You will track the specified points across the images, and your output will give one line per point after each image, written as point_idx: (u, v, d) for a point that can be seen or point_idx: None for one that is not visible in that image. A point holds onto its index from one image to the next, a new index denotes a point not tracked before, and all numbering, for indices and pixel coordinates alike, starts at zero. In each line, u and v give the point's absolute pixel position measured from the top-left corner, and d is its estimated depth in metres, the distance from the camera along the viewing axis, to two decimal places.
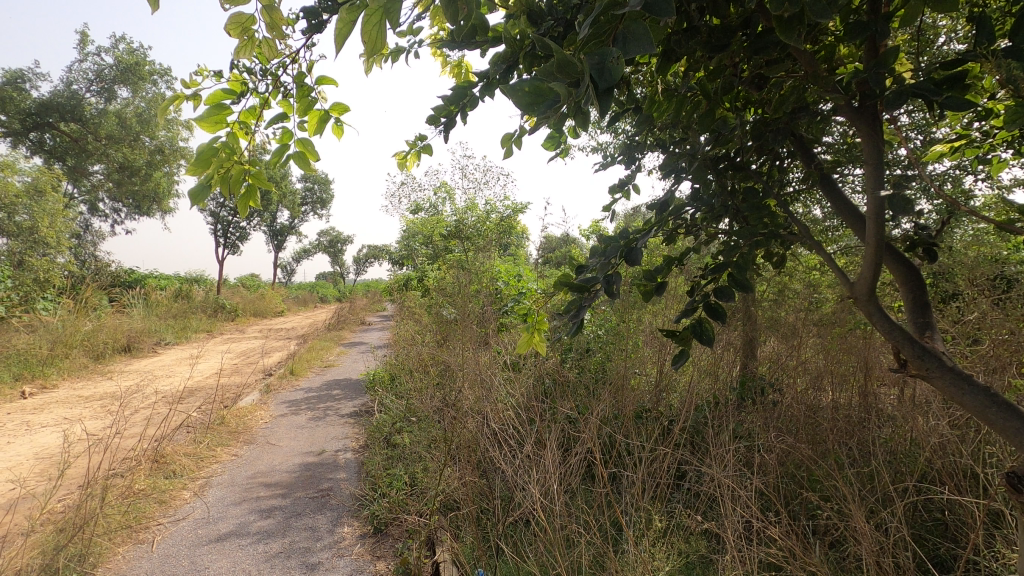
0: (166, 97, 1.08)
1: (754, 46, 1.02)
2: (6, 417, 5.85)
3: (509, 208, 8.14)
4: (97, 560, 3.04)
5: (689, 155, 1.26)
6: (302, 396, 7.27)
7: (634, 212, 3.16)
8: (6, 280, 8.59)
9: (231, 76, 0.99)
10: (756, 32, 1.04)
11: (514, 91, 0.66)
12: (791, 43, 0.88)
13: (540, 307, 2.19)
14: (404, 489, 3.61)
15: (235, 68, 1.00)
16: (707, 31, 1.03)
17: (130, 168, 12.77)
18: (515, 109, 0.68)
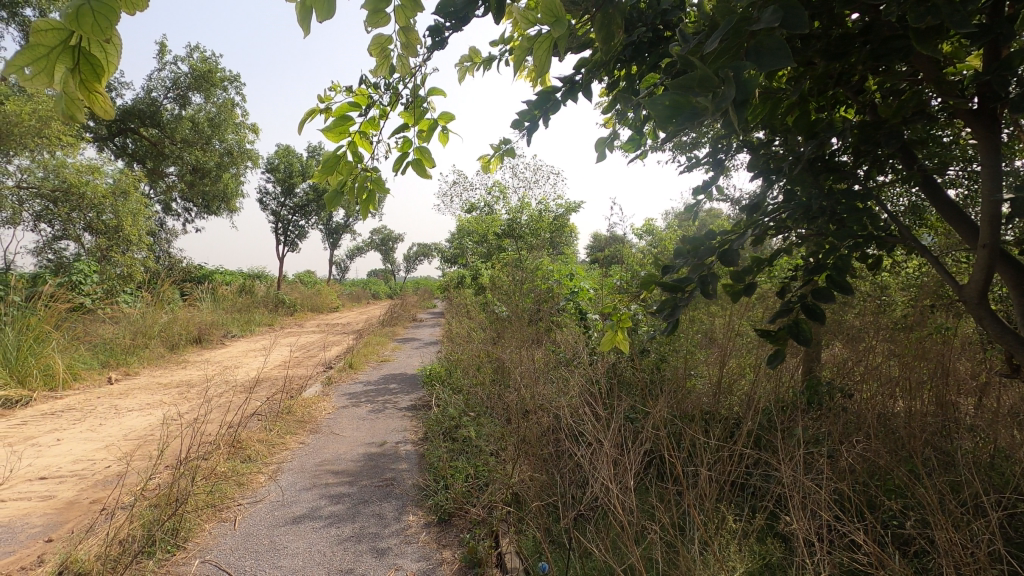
0: (299, 111, 1.20)
1: (879, 52, 1.10)
2: (97, 401, 6.35)
3: (563, 206, 8.15)
4: (189, 534, 3.27)
5: (791, 157, 1.27)
6: (362, 389, 7.54)
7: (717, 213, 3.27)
8: (94, 275, 9.29)
9: (358, 89, 1.08)
10: (879, 38, 1.09)
11: (655, 104, 0.69)
12: (927, 54, 0.99)
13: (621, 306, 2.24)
14: (466, 481, 3.72)
15: (360, 82, 1.10)
16: (826, 40, 1.12)
17: (202, 170, 13.51)
18: (654, 122, 0.71)
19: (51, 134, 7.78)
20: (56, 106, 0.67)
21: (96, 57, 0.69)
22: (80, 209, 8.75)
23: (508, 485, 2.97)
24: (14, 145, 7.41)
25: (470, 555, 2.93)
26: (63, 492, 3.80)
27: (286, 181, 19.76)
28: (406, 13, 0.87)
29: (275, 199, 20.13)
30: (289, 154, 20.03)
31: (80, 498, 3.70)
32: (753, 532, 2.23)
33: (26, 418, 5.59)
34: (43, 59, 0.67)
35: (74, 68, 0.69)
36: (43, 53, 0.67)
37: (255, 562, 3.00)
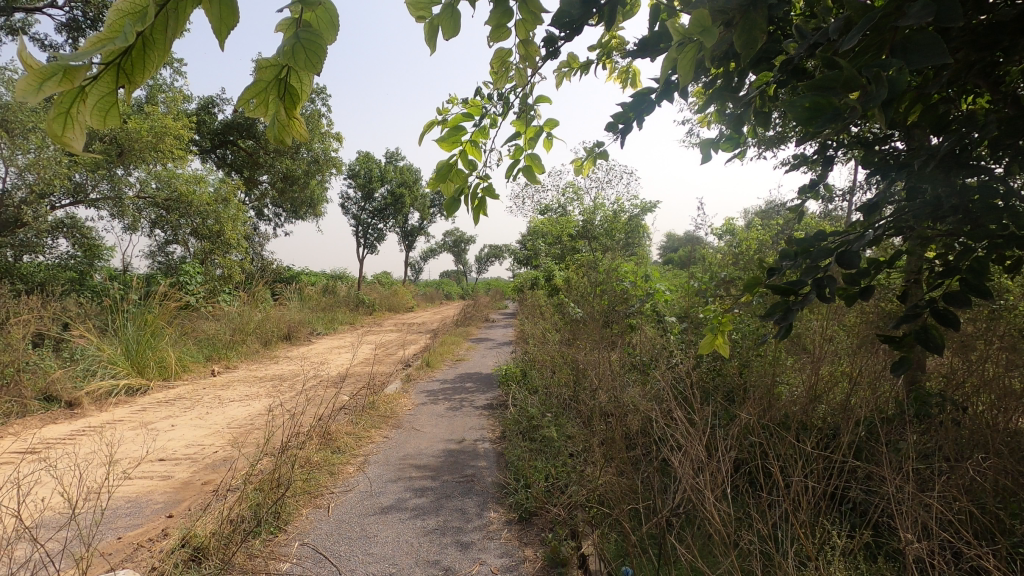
0: (418, 126, 1.28)
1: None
2: (203, 392, 6.94)
3: (639, 206, 8.00)
4: (289, 518, 3.51)
5: (925, 153, 1.21)
6: (439, 387, 7.80)
7: (829, 213, 3.13)
8: (199, 277, 10.17)
9: (471, 102, 1.16)
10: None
11: (795, 107, 0.80)
12: None
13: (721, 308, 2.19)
14: (547, 480, 3.76)
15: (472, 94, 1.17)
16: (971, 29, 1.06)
17: (292, 177, 14.41)
18: (793, 122, 0.82)
19: (164, 148, 8.56)
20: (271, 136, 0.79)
21: (290, 86, 0.75)
22: (187, 216, 9.42)
23: (592, 487, 2.97)
24: (134, 159, 8.20)
25: (553, 555, 2.96)
26: (179, 472, 4.20)
27: (366, 186, 20.68)
28: (527, 26, 0.93)
29: (356, 203, 21.12)
30: (369, 160, 20.99)
31: (193, 480, 4.06)
32: (857, 547, 2.11)
33: (145, 404, 6.22)
34: (263, 94, 0.75)
35: (286, 100, 0.76)
36: (264, 87, 0.75)
37: (349, 548, 3.17)
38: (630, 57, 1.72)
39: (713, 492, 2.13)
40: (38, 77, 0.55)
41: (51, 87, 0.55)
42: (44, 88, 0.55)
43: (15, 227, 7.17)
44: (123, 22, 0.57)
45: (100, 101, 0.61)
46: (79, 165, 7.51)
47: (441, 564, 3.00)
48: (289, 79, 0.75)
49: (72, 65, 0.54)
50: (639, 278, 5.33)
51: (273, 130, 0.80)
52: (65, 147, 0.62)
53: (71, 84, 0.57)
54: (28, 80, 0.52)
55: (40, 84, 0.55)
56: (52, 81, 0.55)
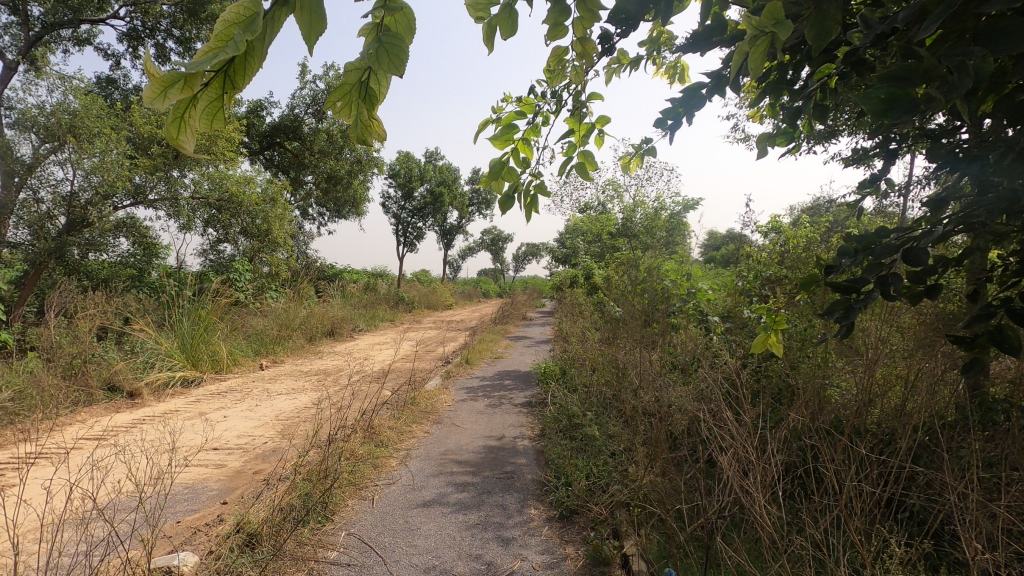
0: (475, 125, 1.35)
1: None
2: (252, 385, 7.22)
3: (680, 204, 7.86)
4: (336, 508, 3.62)
5: (1002, 144, 1.16)
6: (478, 383, 7.88)
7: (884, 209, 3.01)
8: (248, 274, 10.56)
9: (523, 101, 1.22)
10: None
11: (870, 98, 0.80)
12: None
13: (774, 305, 2.14)
14: (588, 478, 3.75)
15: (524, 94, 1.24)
16: None
17: (336, 177, 14.80)
18: (868, 115, 0.82)
19: (217, 150, 8.91)
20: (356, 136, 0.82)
21: (373, 87, 0.77)
22: (238, 216, 9.67)
23: (634, 487, 2.95)
24: (189, 161, 8.57)
25: (594, 553, 2.95)
26: (232, 461, 4.38)
27: (406, 185, 20.99)
28: (585, 25, 0.94)
29: (396, 202, 21.48)
30: (409, 160, 21.30)
31: (245, 469, 4.23)
32: (917, 556, 2.03)
33: (199, 396, 6.50)
34: (347, 97, 0.78)
35: (370, 102, 0.79)
36: (348, 90, 0.78)
37: (394, 539, 3.24)
38: (681, 52, 1.70)
39: (763, 492, 2.09)
40: (165, 82, 0.61)
41: (175, 92, 0.62)
42: (171, 93, 0.62)
43: (82, 227, 7.47)
44: (231, 31, 0.60)
45: (207, 105, 0.66)
46: (139, 168, 7.90)
47: (483, 559, 3.03)
48: (373, 82, 0.77)
49: (190, 72, 0.60)
50: (681, 277, 5.23)
51: (353, 131, 0.83)
52: (180, 146, 0.68)
53: (191, 90, 0.62)
54: (154, 87, 0.59)
55: (166, 89, 0.61)
56: (174, 88, 0.61)
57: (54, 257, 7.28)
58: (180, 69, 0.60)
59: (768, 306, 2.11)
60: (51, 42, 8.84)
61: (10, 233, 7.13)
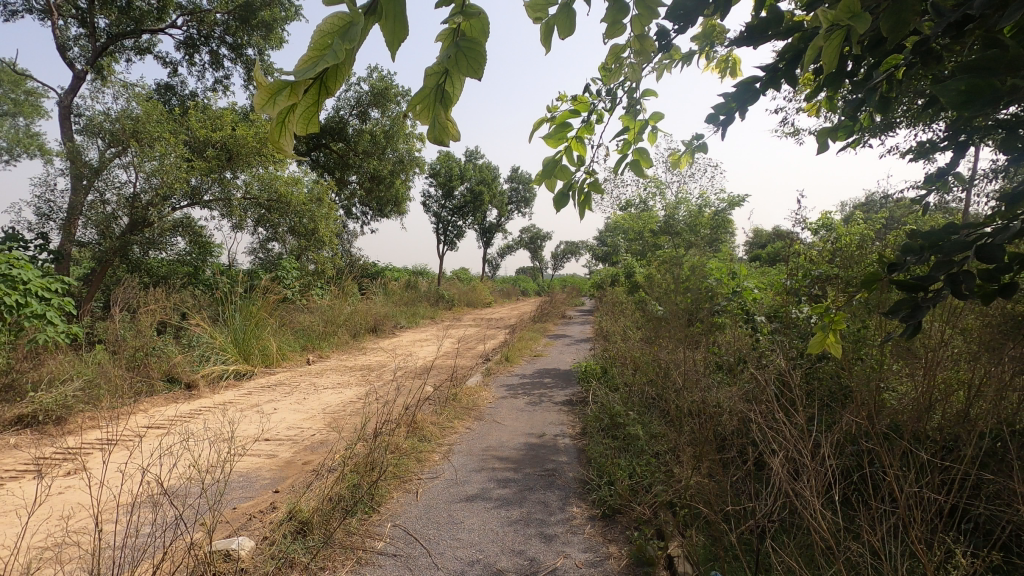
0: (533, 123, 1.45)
1: None
2: (301, 379, 7.47)
3: (726, 201, 7.68)
4: (382, 500, 3.71)
5: None
6: (518, 381, 7.91)
7: (946, 206, 2.87)
8: (296, 272, 10.92)
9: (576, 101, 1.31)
10: None
11: (948, 90, 0.81)
12: None
13: (832, 304, 2.07)
14: (631, 478, 3.72)
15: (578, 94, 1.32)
16: None
17: (379, 177, 15.10)
18: (945, 108, 0.82)
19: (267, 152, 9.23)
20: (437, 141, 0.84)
21: (449, 90, 0.81)
22: (287, 215, 9.96)
23: (681, 489, 2.91)
24: (241, 163, 8.92)
25: (638, 553, 2.92)
26: (282, 452, 4.54)
27: (447, 184, 21.22)
28: (643, 22, 0.95)
29: (437, 201, 21.75)
30: (450, 159, 21.52)
31: (295, 459, 4.38)
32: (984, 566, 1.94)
33: (251, 388, 6.77)
34: (425, 101, 0.81)
35: (447, 103, 0.82)
36: (426, 95, 0.81)
37: (438, 532, 3.30)
38: (734, 46, 1.67)
39: (817, 494, 2.03)
40: (273, 90, 0.68)
41: (283, 99, 0.69)
42: (278, 100, 0.68)
43: (143, 226, 7.86)
44: (328, 40, 0.64)
45: (306, 110, 0.70)
46: (195, 170, 8.25)
47: (526, 555, 3.06)
48: (449, 86, 0.81)
49: (291, 81, 0.66)
50: (727, 276, 5.10)
51: (431, 135, 0.86)
52: (282, 149, 0.74)
53: (296, 97, 0.69)
54: (262, 96, 0.66)
55: (274, 97, 0.68)
56: (281, 95, 0.68)
57: (118, 256, 7.70)
58: (284, 77, 0.66)
59: (825, 305, 2.05)
60: (116, 52, 9.35)
61: (79, 233, 7.58)
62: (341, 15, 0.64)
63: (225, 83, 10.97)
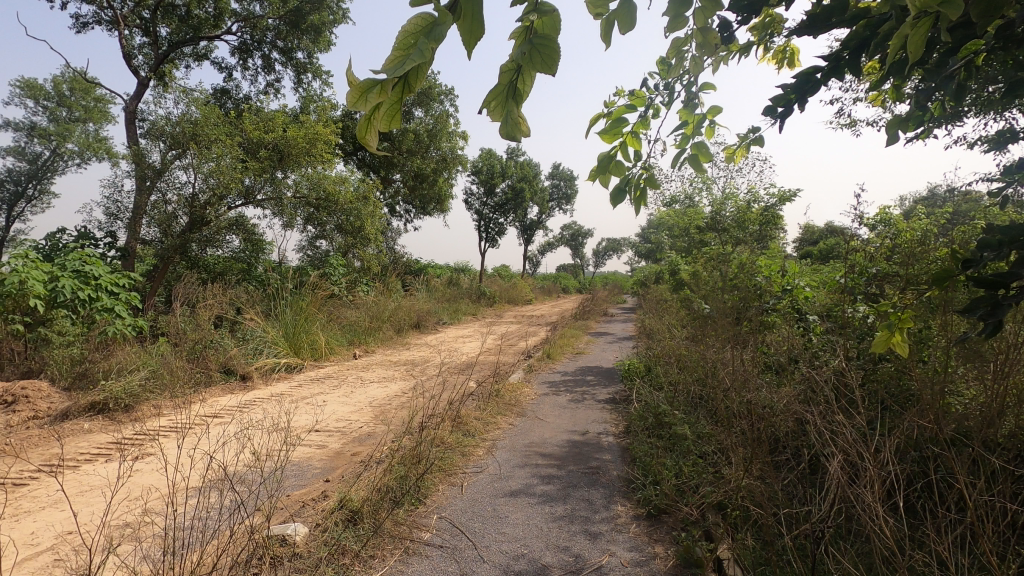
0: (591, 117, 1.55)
1: None
2: (348, 372, 7.68)
3: (776, 196, 7.42)
4: (429, 492, 3.78)
5: None
6: (560, 378, 7.90)
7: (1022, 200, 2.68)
8: (344, 268, 11.22)
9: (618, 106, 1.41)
10: None
11: None
12: None
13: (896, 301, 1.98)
14: (677, 478, 3.66)
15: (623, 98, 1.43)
16: None
17: (422, 175, 15.34)
18: None
19: (316, 152, 9.51)
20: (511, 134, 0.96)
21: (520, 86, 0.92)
22: (334, 214, 10.22)
23: (731, 490, 2.85)
24: (292, 163, 9.23)
25: (686, 554, 2.88)
26: (332, 443, 4.69)
27: (488, 182, 21.34)
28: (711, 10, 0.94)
29: (479, 199, 21.91)
30: (491, 157, 21.63)
31: (344, 450, 4.51)
32: None
33: (301, 381, 7.02)
34: (499, 98, 0.93)
35: (518, 98, 0.93)
36: (499, 93, 0.93)
37: (483, 526, 3.34)
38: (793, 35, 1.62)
39: (879, 499, 1.96)
40: (364, 89, 0.75)
41: (373, 97, 0.76)
42: (369, 97, 0.76)
43: (201, 225, 8.23)
44: (412, 40, 0.72)
45: (390, 108, 0.78)
46: (248, 171, 8.57)
47: (571, 551, 3.05)
48: (518, 83, 0.92)
49: (381, 78, 0.73)
50: (777, 273, 4.94)
51: (503, 129, 0.97)
52: (366, 146, 0.81)
53: (385, 96, 0.75)
54: (354, 94, 0.73)
55: (365, 95, 0.76)
56: (372, 93, 0.75)
57: (178, 253, 8.09)
58: (375, 75, 0.73)
59: (889, 303, 1.96)
60: (175, 58, 9.82)
61: (143, 231, 8.02)
62: (426, 16, 0.72)
63: (276, 86, 11.35)
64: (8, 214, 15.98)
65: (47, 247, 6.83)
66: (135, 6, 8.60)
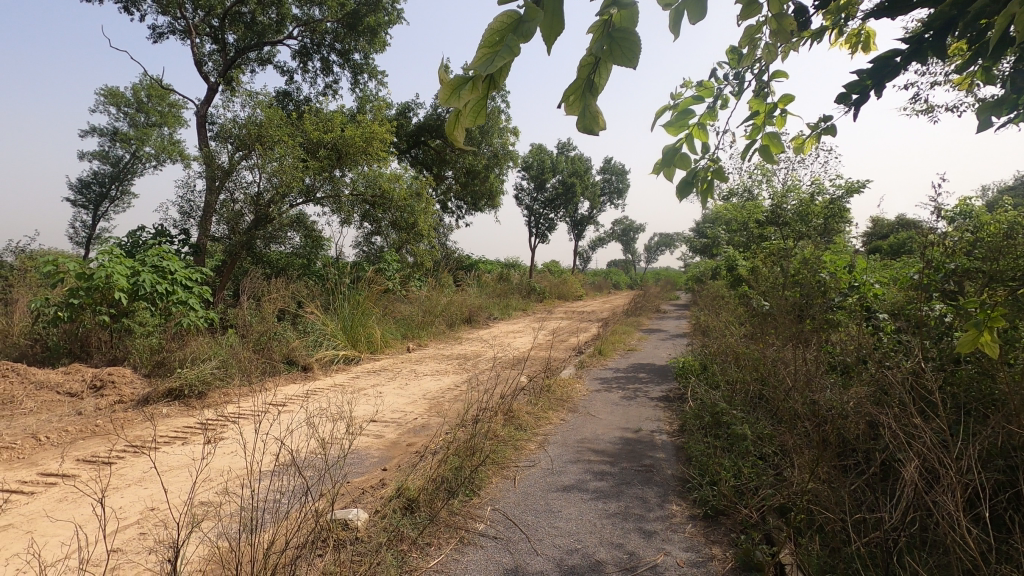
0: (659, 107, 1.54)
1: None
2: (402, 365, 7.88)
3: (843, 187, 7.04)
4: (482, 484, 3.84)
5: None
6: (612, 375, 7.83)
7: None
8: (398, 264, 11.51)
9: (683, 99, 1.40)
10: None
11: None
12: None
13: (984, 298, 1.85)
14: (736, 479, 3.56)
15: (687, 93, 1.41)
16: None
17: (473, 172, 15.56)
18: None
19: (372, 150, 9.77)
20: (587, 125, 1.00)
21: (598, 79, 0.98)
22: (389, 210, 10.49)
23: (796, 493, 2.75)
24: (349, 162, 9.52)
25: (745, 557, 2.80)
26: (388, 433, 4.83)
27: (539, 177, 21.33)
28: None
29: (530, 194, 21.95)
30: (542, 152, 21.58)
31: (400, 441, 4.64)
32: None
33: (358, 372, 7.26)
34: (577, 91, 1.00)
35: (594, 92, 0.99)
36: (577, 86, 0.99)
37: (537, 520, 3.36)
38: (868, 17, 1.55)
39: (963, 507, 1.85)
40: (456, 87, 0.93)
41: (464, 93, 0.93)
42: (462, 94, 0.93)
43: (266, 223, 8.65)
44: (498, 36, 0.84)
45: (476, 104, 0.95)
46: (309, 170, 8.92)
47: (625, 548, 3.03)
48: (596, 76, 0.98)
49: (471, 75, 0.89)
50: (843, 269, 4.71)
51: (579, 124, 1.02)
52: (455, 138, 1.00)
53: (474, 91, 0.92)
54: (448, 91, 0.91)
55: (456, 92, 0.93)
56: (463, 89, 0.92)
57: (245, 249, 8.53)
58: (466, 75, 0.90)
59: (978, 300, 1.83)
60: (242, 64, 10.33)
61: (213, 228, 8.50)
62: (511, 14, 0.83)
63: (334, 87, 11.74)
64: (94, 213, 17.38)
65: (130, 243, 7.36)
66: (205, 15, 9.12)
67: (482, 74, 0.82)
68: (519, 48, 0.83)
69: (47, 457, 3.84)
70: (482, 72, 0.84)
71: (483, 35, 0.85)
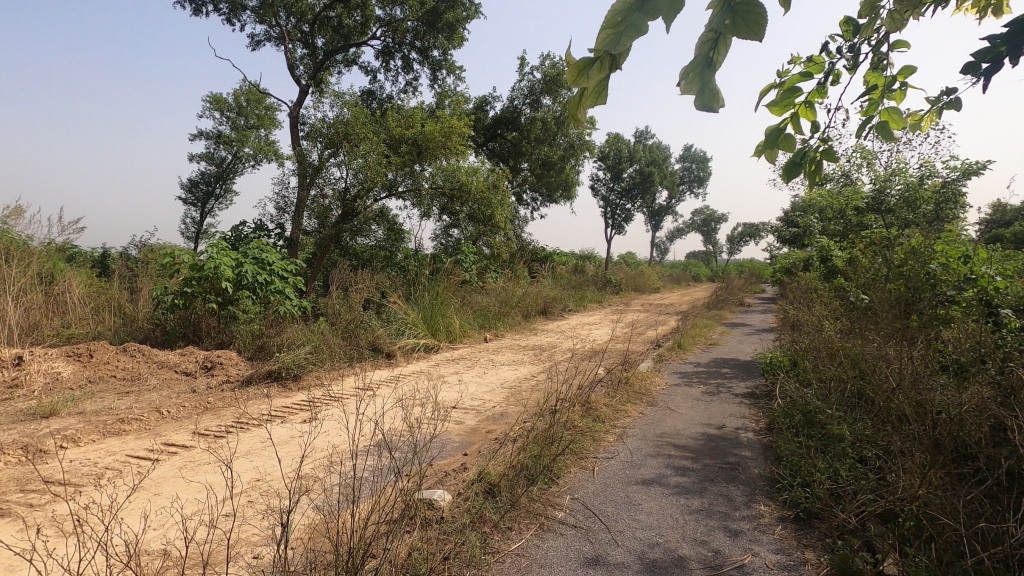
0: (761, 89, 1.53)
1: None
2: (480, 354, 8.04)
3: (957, 169, 6.39)
4: (561, 473, 3.87)
5: None
6: (693, 369, 7.58)
7: None
8: (475, 255, 11.72)
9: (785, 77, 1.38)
10: None
11: None
12: None
13: None
14: (832, 482, 3.35)
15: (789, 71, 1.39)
16: None
17: (549, 163, 15.60)
18: None
19: (451, 144, 9.99)
20: (703, 99, 1.02)
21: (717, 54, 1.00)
22: (467, 203, 10.71)
23: (903, 498, 2.54)
24: (430, 156, 9.80)
25: (843, 563, 2.65)
26: (468, 420, 4.97)
27: (615, 167, 20.93)
28: None
29: (606, 185, 21.60)
30: (619, 142, 21.12)
31: (479, 427, 4.75)
32: None
33: (438, 360, 7.49)
34: (695, 69, 1.02)
35: (713, 67, 1.02)
36: (696, 64, 1.02)
37: (617, 511, 3.34)
38: None
39: None
40: (582, 68, 1.03)
41: (591, 73, 1.03)
42: (590, 73, 1.04)
43: (352, 217, 9.10)
44: (620, 17, 0.91)
45: (599, 84, 1.05)
46: (392, 166, 9.27)
47: (709, 546, 2.95)
48: (714, 53, 1.00)
49: (599, 56, 0.99)
50: (958, 259, 4.28)
51: (697, 102, 1.03)
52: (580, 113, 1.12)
53: (602, 71, 1.02)
54: (576, 71, 1.02)
55: (584, 73, 1.04)
56: (590, 70, 1.03)
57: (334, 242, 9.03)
58: (593, 56, 1.00)
59: None
60: (331, 66, 10.88)
61: (305, 222, 9.05)
62: None
63: (415, 84, 12.08)
64: (202, 210, 19.02)
65: (234, 237, 8.00)
66: (297, 22, 9.70)
67: (609, 54, 0.92)
68: (645, 25, 0.91)
69: (169, 429, 4.27)
70: (608, 51, 0.93)
71: (605, 16, 0.92)
